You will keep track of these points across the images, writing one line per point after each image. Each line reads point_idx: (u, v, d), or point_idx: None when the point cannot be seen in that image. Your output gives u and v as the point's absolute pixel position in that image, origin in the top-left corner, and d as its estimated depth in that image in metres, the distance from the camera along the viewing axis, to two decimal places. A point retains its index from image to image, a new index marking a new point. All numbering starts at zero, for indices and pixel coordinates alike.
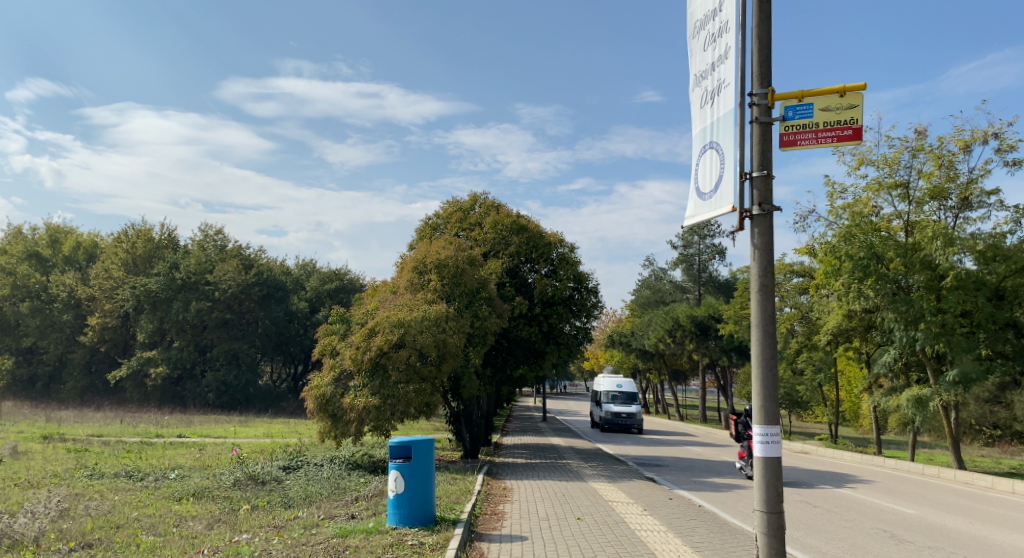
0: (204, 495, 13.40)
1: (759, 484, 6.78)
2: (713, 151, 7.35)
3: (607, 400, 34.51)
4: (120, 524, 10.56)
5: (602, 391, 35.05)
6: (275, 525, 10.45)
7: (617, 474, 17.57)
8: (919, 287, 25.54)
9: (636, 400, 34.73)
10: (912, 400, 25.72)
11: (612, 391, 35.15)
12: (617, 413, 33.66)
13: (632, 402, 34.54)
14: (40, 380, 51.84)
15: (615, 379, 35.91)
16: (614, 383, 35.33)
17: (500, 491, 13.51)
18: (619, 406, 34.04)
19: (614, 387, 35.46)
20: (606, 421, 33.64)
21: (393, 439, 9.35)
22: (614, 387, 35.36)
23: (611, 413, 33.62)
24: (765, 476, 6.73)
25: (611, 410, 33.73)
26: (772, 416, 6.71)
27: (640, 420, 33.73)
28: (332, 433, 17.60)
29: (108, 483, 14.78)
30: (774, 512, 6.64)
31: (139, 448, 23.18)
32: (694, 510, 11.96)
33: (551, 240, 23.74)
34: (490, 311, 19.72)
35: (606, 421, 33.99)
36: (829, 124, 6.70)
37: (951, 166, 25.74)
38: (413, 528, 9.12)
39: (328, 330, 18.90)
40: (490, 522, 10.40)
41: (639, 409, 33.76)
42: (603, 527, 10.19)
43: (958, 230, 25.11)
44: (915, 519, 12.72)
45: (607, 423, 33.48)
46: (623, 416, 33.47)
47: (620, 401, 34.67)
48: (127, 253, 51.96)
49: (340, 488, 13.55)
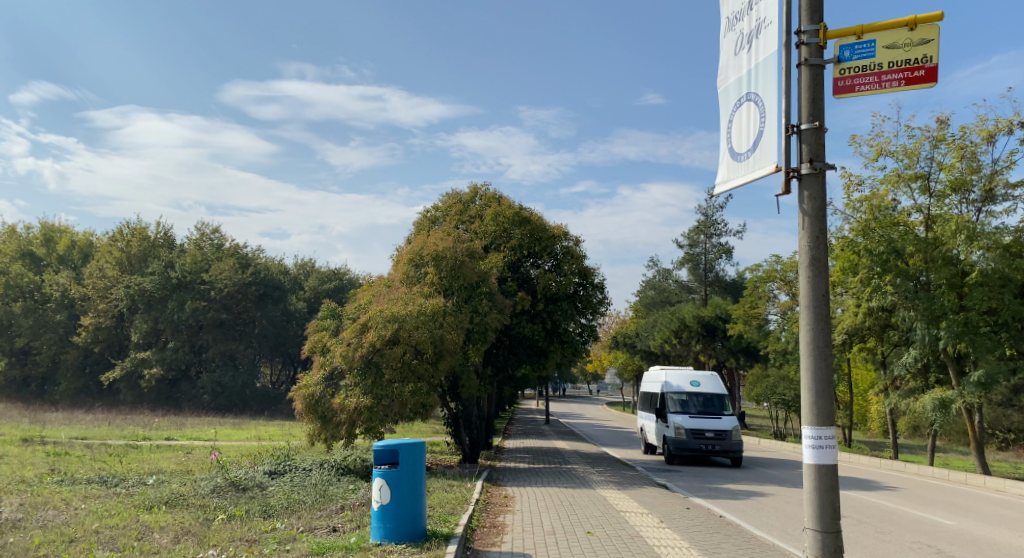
0: (178, 503, 12.26)
1: (810, 499, 5.76)
2: (750, 104, 6.28)
3: (673, 407, 21.13)
4: (76, 537, 9.49)
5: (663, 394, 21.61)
6: (248, 539, 9.36)
7: (627, 480, 16.46)
8: (940, 284, 24.40)
9: (722, 407, 21.16)
10: (934, 403, 24.56)
11: (680, 392, 21.63)
12: (696, 431, 20.34)
13: (717, 411, 21.01)
14: (33, 381, 50.78)
15: (684, 369, 22.36)
16: (684, 376, 21.89)
17: (501, 500, 12.37)
18: (697, 419, 20.56)
19: (684, 384, 21.73)
20: (674, 443, 20.58)
21: (377, 443, 8.24)
22: (687, 385, 21.69)
23: (683, 432, 20.32)
24: (819, 488, 5.71)
25: (682, 426, 20.44)
26: (825, 416, 5.72)
27: (734, 443, 20.34)
28: (321, 436, 16.47)
29: (77, 491, 13.65)
30: (831, 529, 5.63)
31: (123, 452, 22.01)
32: (718, 522, 10.83)
33: (555, 233, 22.55)
34: (491, 306, 18.60)
35: (675, 444, 20.55)
36: (894, 66, 6.39)
37: (973, 157, 24.55)
38: (400, 545, 7.98)
39: (318, 327, 17.73)
40: (488, 537, 9.25)
41: (731, 426, 20.33)
42: (616, 543, 9.02)
43: (981, 223, 24.00)
44: (958, 531, 11.57)
45: (677, 449, 20.31)
46: (705, 434, 20.23)
47: (697, 407, 21.16)
48: (122, 252, 50.88)
49: (325, 497, 12.42)
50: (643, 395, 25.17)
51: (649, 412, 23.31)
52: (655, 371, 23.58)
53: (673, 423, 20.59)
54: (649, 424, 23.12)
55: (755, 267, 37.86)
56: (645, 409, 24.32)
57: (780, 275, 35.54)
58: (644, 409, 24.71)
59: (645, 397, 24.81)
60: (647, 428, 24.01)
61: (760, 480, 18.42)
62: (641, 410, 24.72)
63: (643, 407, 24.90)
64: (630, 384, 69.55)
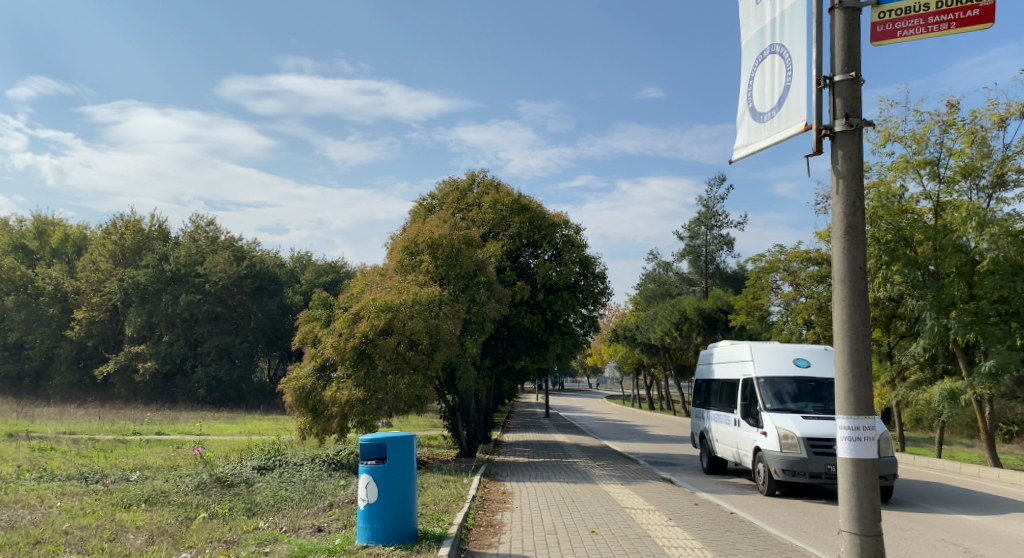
0: (158, 500, 11.62)
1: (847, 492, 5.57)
2: (776, 58, 5.63)
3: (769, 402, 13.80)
4: (43, 539, 8.84)
5: (751, 379, 14.23)
6: (228, 539, 8.73)
7: (630, 474, 15.86)
8: (950, 273, 23.81)
9: None
10: (944, 394, 23.94)
11: (780, 379, 14.06)
12: (817, 443, 12.69)
13: (841, 408, 13.46)
14: (27, 376, 50.14)
15: (777, 344, 14.93)
16: (785, 355, 14.48)
17: (499, 496, 11.73)
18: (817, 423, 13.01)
19: (786, 368, 14.12)
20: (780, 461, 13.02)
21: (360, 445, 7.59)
22: (789, 368, 14.25)
23: (797, 444, 12.72)
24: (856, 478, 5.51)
25: (793, 434, 12.87)
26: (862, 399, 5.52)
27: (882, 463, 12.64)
28: (312, 430, 15.82)
29: (55, 488, 13.00)
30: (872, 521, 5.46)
31: (111, 447, 21.38)
32: (730, 519, 10.20)
33: (554, 221, 21.90)
34: (489, 295, 17.97)
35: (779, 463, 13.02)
36: (941, 9, 6.12)
37: (983, 142, 23.91)
38: (389, 546, 7.35)
39: (309, 317, 17.01)
40: (484, 537, 8.60)
41: (874, 433, 12.74)
42: (623, 543, 8.38)
43: (993, 210, 23.35)
44: (982, 527, 10.97)
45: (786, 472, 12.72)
46: (834, 447, 12.58)
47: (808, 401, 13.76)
48: (116, 245, 50.13)
49: (314, 494, 11.78)
50: (698, 385, 18.09)
51: (717, 409, 16.01)
52: (726, 349, 16.29)
53: (778, 428, 13.03)
54: (720, 430, 15.62)
55: (758, 258, 37.17)
56: (705, 404, 17.12)
57: (783, 266, 34.85)
58: (700, 403, 17.66)
59: (701, 388, 17.70)
60: (710, 433, 16.66)
61: None
62: (698, 405, 17.54)
63: (699, 401, 17.72)
64: (631, 378, 68.93)
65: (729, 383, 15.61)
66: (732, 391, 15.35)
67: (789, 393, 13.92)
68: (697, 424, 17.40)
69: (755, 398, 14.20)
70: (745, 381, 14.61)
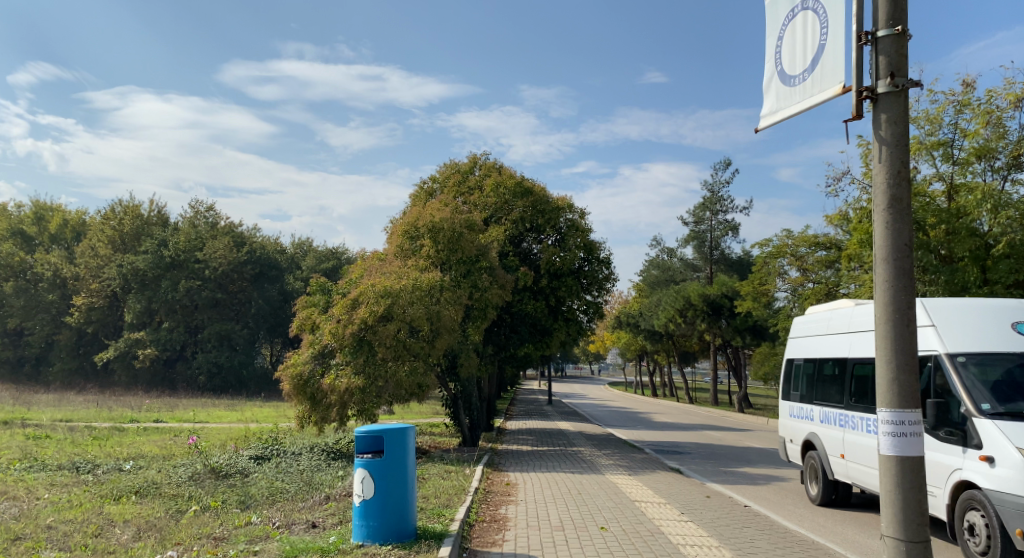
0: (149, 492, 11.17)
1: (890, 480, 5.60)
2: (808, 16, 5.35)
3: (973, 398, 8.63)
4: (24, 535, 8.39)
5: (942, 359, 9.02)
6: (219, 536, 8.28)
7: (637, 463, 15.44)
8: (964, 257, 23.32)
9: None
10: None
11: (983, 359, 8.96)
12: None
13: None
14: (27, 363, 49.75)
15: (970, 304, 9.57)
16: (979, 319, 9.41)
17: (502, 488, 11.28)
18: None
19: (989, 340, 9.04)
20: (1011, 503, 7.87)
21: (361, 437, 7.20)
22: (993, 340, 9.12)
23: None
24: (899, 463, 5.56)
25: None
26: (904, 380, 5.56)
27: None
28: (311, 418, 15.39)
29: (44, 478, 12.55)
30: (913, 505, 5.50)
31: (107, 435, 20.97)
32: (745, 514, 9.77)
33: (558, 205, 21.37)
34: (492, 280, 17.47)
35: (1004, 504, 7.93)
36: None
37: (999, 123, 23.33)
38: (386, 546, 6.91)
39: (306, 302, 16.48)
40: (488, 533, 8.15)
41: None
42: (635, 541, 7.94)
43: (1008, 193, 22.81)
44: None
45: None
46: None
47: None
48: (115, 231, 49.57)
49: (312, 486, 11.34)
50: (796, 367, 13.07)
51: (844, 405, 10.97)
52: (851, 313, 11.31)
53: (1022, 451, 7.82)
54: (860, 440, 10.45)
55: (765, 243, 36.62)
56: (814, 397, 12.03)
57: (790, 251, 34.31)
58: (801, 394, 12.71)
59: (802, 372, 12.74)
60: (826, 442, 11.60)
61: (778, 464, 17.34)
62: (800, 398, 12.54)
63: (800, 393, 12.79)
64: (634, 365, 68.47)
65: (870, 367, 10.44)
66: (873, 380, 10.31)
67: (1014, 387, 8.62)
68: (802, 426, 12.32)
69: (940, 393, 9.05)
70: (923, 362, 9.35)
